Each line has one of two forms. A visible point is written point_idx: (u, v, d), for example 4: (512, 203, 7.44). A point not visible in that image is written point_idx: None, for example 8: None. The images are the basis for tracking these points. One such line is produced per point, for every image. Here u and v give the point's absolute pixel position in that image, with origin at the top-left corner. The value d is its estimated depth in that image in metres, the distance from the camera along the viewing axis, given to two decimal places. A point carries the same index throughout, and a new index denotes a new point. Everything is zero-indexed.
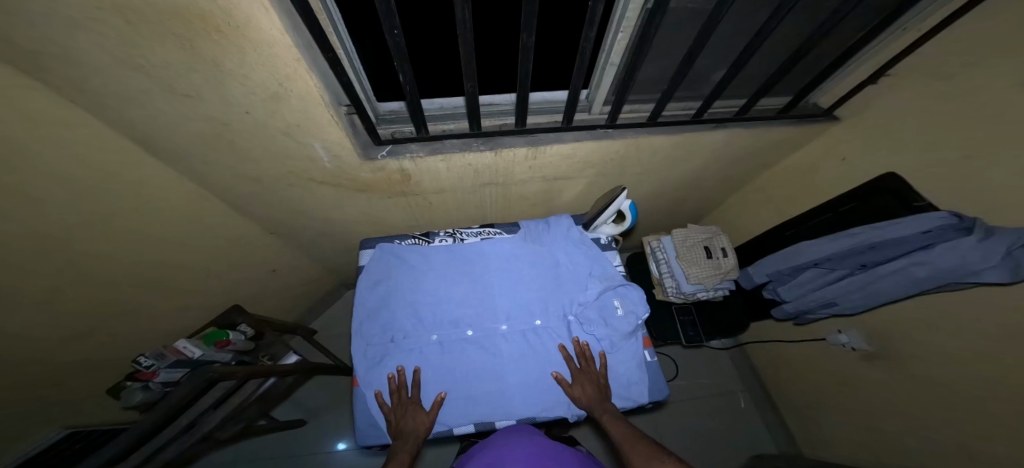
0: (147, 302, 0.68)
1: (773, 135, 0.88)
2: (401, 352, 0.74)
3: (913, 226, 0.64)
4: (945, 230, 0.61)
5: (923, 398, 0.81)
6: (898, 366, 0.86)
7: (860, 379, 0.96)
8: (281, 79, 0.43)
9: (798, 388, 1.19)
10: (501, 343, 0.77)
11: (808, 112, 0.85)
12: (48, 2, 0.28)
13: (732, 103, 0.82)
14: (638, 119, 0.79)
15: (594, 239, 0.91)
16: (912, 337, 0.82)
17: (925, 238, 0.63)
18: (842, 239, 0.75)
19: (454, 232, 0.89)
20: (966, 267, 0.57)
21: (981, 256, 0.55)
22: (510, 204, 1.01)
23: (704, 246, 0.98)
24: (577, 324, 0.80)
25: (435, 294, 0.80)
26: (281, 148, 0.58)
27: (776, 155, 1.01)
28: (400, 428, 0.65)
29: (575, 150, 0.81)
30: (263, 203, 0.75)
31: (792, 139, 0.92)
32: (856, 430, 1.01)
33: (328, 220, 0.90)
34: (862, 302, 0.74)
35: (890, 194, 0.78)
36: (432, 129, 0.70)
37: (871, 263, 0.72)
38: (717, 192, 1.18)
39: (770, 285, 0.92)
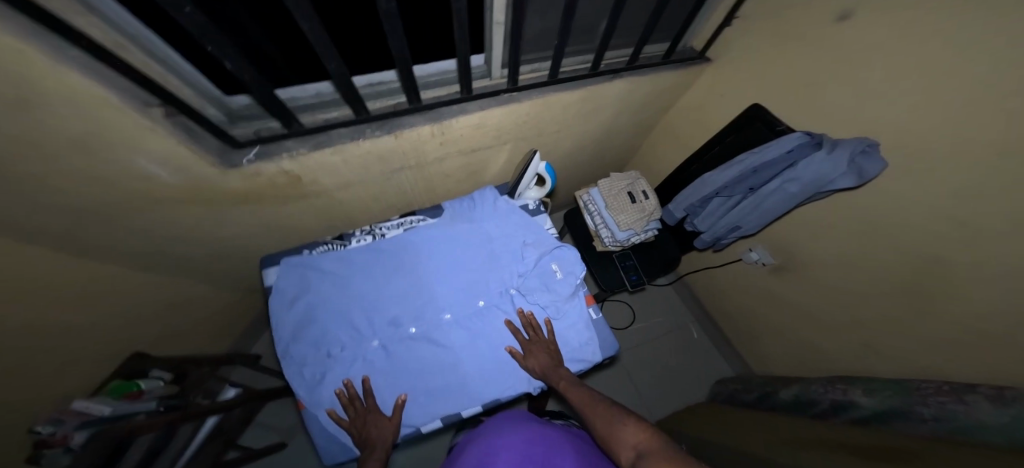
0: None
1: (664, 80, 0.92)
2: (344, 366, 0.71)
3: (783, 147, 0.73)
4: (804, 147, 0.71)
5: (821, 293, 0.96)
6: (800, 272, 1.00)
7: (773, 287, 1.11)
8: (17, 84, 0.32)
9: (727, 305, 1.36)
10: (449, 331, 0.77)
11: (686, 56, 0.92)
12: None
13: (621, 52, 0.84)
14: (539, 78, 0.76)
15: (522, 206, 0.91)
16: (805, 244, 0.95)
17: (790, 157, 0.73)
18: (733, 167, 0.82)
19: (372, 228, 0.85)
20: (825, 178, 0.67)
21: (830, 165, 0.65)
22: (430, 188, 0.95)
23: (628, 192, 1.04)
24: (520, 296, 0.82)
25: (366, 298, 0.76)
26: (95, 168, 0.47)
27: (673, 98, 1.06)
28: (364, 438, 0.63)
29: (484, 119, 0.75)
30: (116, 237, 0.63)
31: (681, 82, 0.97)
32: (775, 330, 1.18)
33: (221, 239, 0.79)
34: (757, 221, 0.83)
35: (760, 123, 0.89)
36: (311, 121, 0.62)
37: (757, 186, 0.81)
38: (632, 139, 1.23)
39: (689, 219, 1.00)
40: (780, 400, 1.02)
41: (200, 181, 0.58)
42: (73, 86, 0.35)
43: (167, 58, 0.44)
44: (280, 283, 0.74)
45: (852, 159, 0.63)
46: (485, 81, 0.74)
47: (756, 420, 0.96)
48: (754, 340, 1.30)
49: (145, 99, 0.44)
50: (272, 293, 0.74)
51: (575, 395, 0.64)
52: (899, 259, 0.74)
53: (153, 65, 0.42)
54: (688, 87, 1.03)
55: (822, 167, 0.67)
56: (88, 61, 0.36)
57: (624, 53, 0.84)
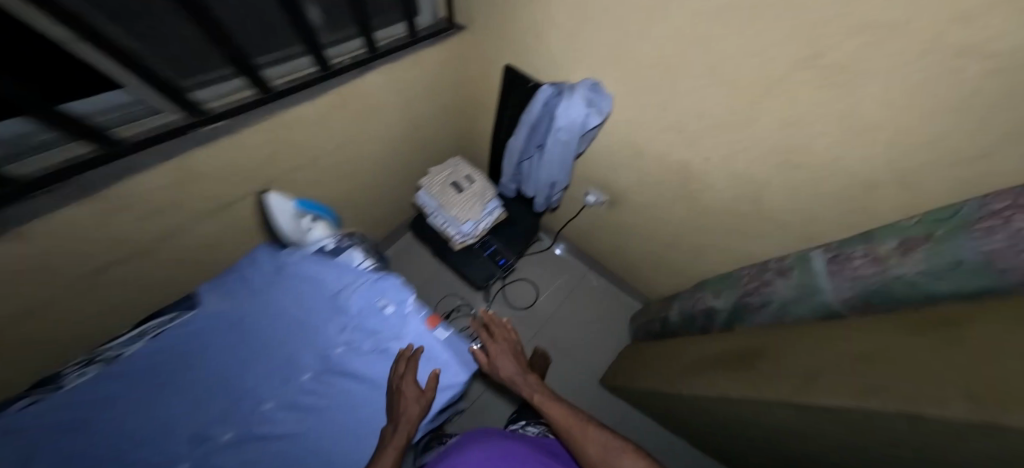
0: None
1: (423, 60, 0.84)
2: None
3: (539, 102, 0.77)
4: (554, 98, 0.75)
5: (647, 216, 1.04)
6: (627, 201, 1.05)
7: (617, 222, 1.17)
8: None
9: (596, 248, 1.42)
10: (269, 432, 0.60)
11: (435, 29, 0.84)
12: None
13: (354, 43, 0.71)
14: (247, 98, 0.58)
15: (318, 249, 0.75)
16: (616, 177, 1.00)
17: (547, 111, 0.77)
18: (519, 130, 0.82)
19: (95, 353, 0.59)
20: (577, 120, 0.72)
21: (577, 106, 0.71)
22: (170, 271, 0.71)
23: (452, 183, 0.98)
24: (347, 351, 0.69)
25: (119, 454, 0.53)
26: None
27: (457, 74, 1.00)
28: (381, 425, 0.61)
29: (186, 168, 0.54)
30: None
31: (449, 58, 0.91)
32: (633, 257, 1.27)
33: None
34: (560, 173, 0.85)
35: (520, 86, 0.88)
36: None
37: (541, 144, 0.84)
38: (445, 124, 1.14)
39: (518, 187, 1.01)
40: (671, 323, 1.12)
41: None
42: None
43: None
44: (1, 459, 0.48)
45: (587, 96, 0.71)
46: (148, 122, 0.49)
47: (675, 347, 1.00)
48: (629, 274, 1.41)
49: None
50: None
51: (551, 406, 0.78)
52: (683, 168, 0.81)
53: None
54: (464, 62, 0.98)
55: (569, 112, 0.72)
56: None
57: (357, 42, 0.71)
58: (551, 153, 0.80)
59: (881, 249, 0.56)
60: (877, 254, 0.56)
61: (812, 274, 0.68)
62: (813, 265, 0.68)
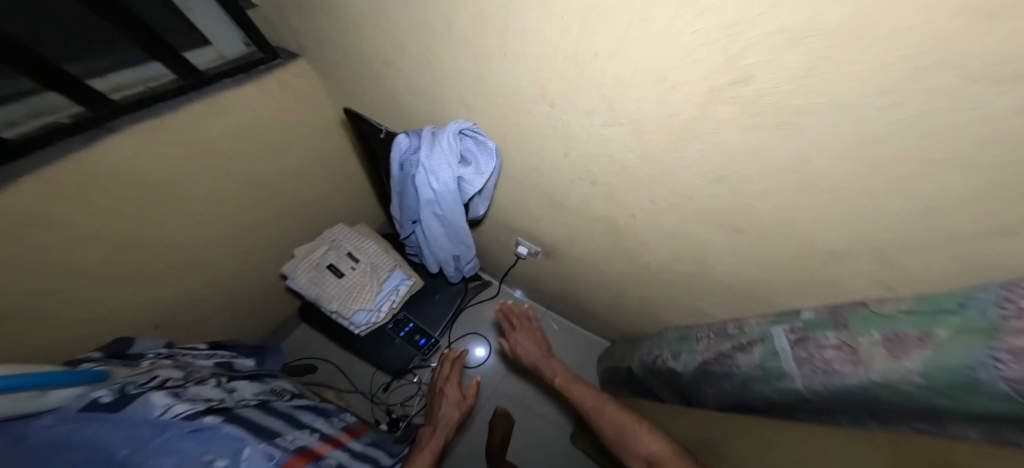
0: None
1: (225, 110, 0.61)
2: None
3: (394, 163, 0.55)
4: (412, 158, 0.53)
5: (585, 268, 0.86)
6: (560, 253, 0.86)
7: (558, 271, 0.98)
8: None
9: (544, 292, 1.23)
10: None
11: (235, 64, 0.62)
12: None
13: (54, 99, 0.46)
14: None
15: (101, 400, 0.48)
16: (542, 229, 0.80)
17: (406, 174, 0.55)
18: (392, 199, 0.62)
19: None
20: (447, 192, 0.54)
21: (443, 166, 0.51)
22: None
23: (330, 265, 0.82)
24: None
25: None
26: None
27: (311, 115, 0.78)
28: (435, 420, 0.88)
29: None
30: None
31: (278, 99, 0.69)
32: (586, 302, 1.10)
33: None
34: (456, 245, 0.68)
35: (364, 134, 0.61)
36: None
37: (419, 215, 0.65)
38: (319, 176, 0.90)
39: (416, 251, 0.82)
40: (637, 376, 0.95)
41: None
42: None
43: None
44: None
45: (453, 149, 0.50)
46: None
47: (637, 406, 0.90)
48: (582, 314, 1.23)
49: None
50: None
51: (578, 392, 0.72)
52: (609, 225, 0.62)
53: None
54: (313, 97, 0.76)
55: (432, 185, 0.53)
56: None
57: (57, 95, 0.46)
58: (434, 230, 0.62)
59: (859, 341, 0.39)
60: (852, 343, 0.40)
61: (776, 355, 0.52)
62: (777, 344, 0.52)
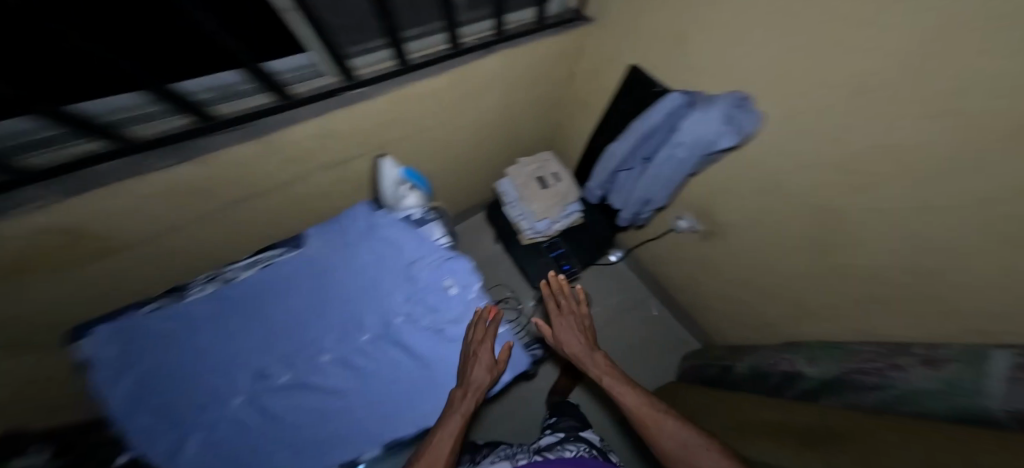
0: None
1: (546, 49, 0.82)
2: (164, 461, 0.52)
3: (664, 109, 0.70)
4: (680, 109, 0.68)
5: (744, 260, 0.94)
6: (721, 238, 0.98)
7: (705, 256, 1.07)
8: None
9: (663, 276, 1.33)
10: (304, 388, 0.62)
11: (564, 19, 0.82)
12: None
13: (484, 25, 0.73)
14: (387, 68, 0.64)
15: (404, 217, 0.79)
16: (723, 212, 0.92)
17: (671, 119, 0.70)
18: (628, 135, 0.76)
19: (217, 272, 0.68)
20: (707, 137, 0.64)
21: (710, 123, 0.62)
22: (295, 216, 0.81)
23: (538, 178, 0.93)
24: (405, 323, 0.70)
25: (143, 393, 0.55)
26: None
27: (572, 67, 0.97)
28: (462, 373, 0.63)
29: (321, 129, 0.62)
30: None
31: (571, 46, 0.88)
32: (708, 298, 1.18)
33: (26, 321, 0.55)
34: (665, 191, 0.80)
35: (640, 85, 0.86)
36: (27, 164, 0.42)
37: (648, 155, 0.79)
38: (548, 115, 1.11)
39: (602, 193, 0.95)
40: (732, 373, 1.00)
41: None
42: None
43: None
44: (165, 321, 0.61)
45: (724, 115, 0.61)
46: (316, 83, 0.59)
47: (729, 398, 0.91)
48: (691, 310, 1.31)
49: None
50: (91, 371, 0.54)
51: (615, 380, 0.66)
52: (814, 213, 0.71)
53: None
54: (585, 48, 0.93)
55: (699, 129, 0.64)
56: None
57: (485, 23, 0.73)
58: (658, 171, 0.75)
59: None
60: None
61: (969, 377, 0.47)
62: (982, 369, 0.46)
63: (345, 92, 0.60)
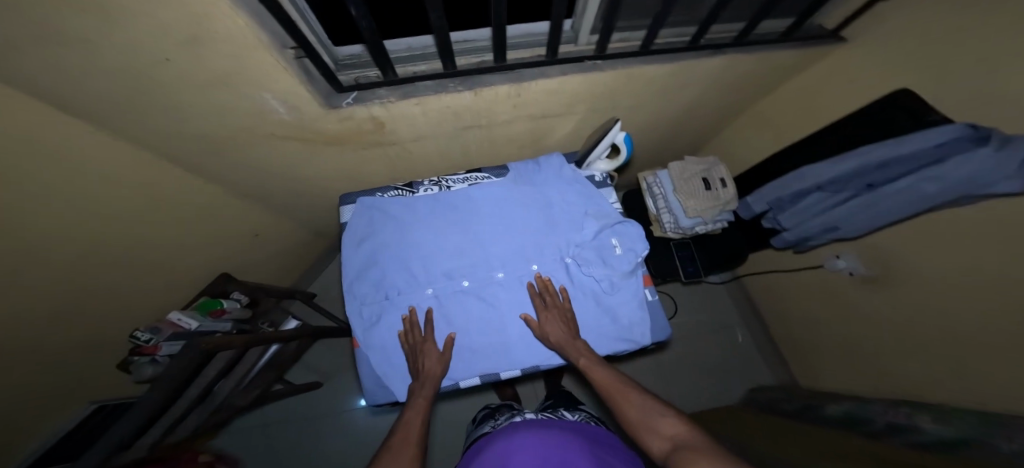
0: (161, 230, 0.72)
1: (779, 56, 0.94)
2: (362, 327, 0.73)
3: (928, 140, 0.71)
4: (962, 141, 0.68)
5: (918, 310, 0.97)
6: (897, 287, 1.01)
7: (850, 296, 1.16)
8: (199, 20, 0.39)
9: (794, 309, 1.42)
10: (484, 294, 0.76)
11: (814, 34, 0.92)
12: (139, 26, 0.37)
13: (733, 26, 0.87)
14: (629, 47, 0.80)
15: (588, 177, 0.82)
16: (911, 260, 0.95)
17: (941, 151, 0.70)
18: (852, 159, 0.85)
19: (439, 179, 0.81)
20: (981, 178, 0.64)
21: (991, 165, 0.62)
22: (497, 151, 1.03)
23: (702, 178, 0.95)
24: (575, 266, 0.77)
25: (372, 262, 0.75)
26: (227, 101, 0.56)
27: (781, 78, 1.07)
28: (417, 368, 0.68)
29: (562, 84, 0.79)
30: (241, 170, 0.77)
31: (798, 62, 0.99)
32: (856, 344, 1.19)
33: (301, 176, 0.87)
34: (863, 225, 0.88)
35: (904, 109, 0.83)
36: (403, 72, 0.70)
37: (876, 183, 0.83)
38: (713, 119, 1.25)
39: (771, 214, 1.08)
40: (830, 415, 1.05)
41: (338, 128, 0.72)
42: (234, 24, 0.42)
43: (302, 10, 0.53)
44: (369, 209, 0.76)
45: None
46: (573, 48, 0.78)
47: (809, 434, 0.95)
48: (825, 353, 1.33)
49: (284, 42, 0.51)
50: (345, 232, 0.75)
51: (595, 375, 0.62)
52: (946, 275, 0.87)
53: (295, 15, 0.52)
54: (800, 65, 1.02)
55: (976, 166, 0.64)
56: (254, 6, 0.44)
57: (734, 29, 0.88)
58: (885, 199, 0.80)
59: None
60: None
61: None
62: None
63: (588, 61, 0.78)
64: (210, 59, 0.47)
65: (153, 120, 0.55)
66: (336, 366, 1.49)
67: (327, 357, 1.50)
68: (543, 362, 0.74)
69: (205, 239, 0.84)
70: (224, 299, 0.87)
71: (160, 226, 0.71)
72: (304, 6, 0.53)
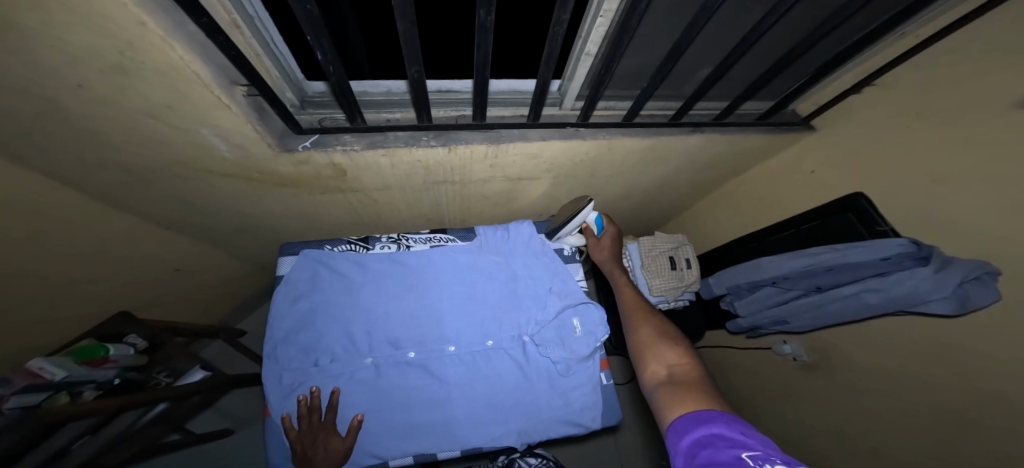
0: (57, 259, 0.60)
1: (748, 141, 0.99)
2: (279, 395, 0.63)
3: (878, 252, 0.78)
4: (906, 257, 0.74)
5: (849, 409, 1.01)
6: (832, 383, 1.05)
7: (791, 380, 1.20)
8: (124, 49, 0.33)
9: (743, 385, 1.45)
10: (434, 366, 0.69)
11: (788, 120, 0.97)
12: (43, 46, 0.31)
13: (709, 105, 0.92)
14: (612, 117, 0.83)
15: (557, 249, 0.81)
16: (845, 359, 1.00)
17: (886, 264, 0.77)
18: (806, 257, 0.90)
19: (399, 237, 0.76)
20: (921, 296, 0.70)
21: (931, 284, 0.68)
22: (471, 209, 1.01)
23: (668, 257, 0.97)
24: (532, 345, 0.73)
25: (309, 321, 0.66)
26: (158, 134, 0.49)
27: (747, 164, 1.15)
28: (306, 460, 0.58)
29: (541, 149, 0.78)
30: (166, 199, 0.66)
31: (770, 145, 1.03)
32: (793, 429, 1.22)
33: (240, 212, 0.78)
34: (809, 321, 0.91)
35: (857, 213, 0.89)
36: (373, 118, 0.66)
37: (824, 287, 0.88)
38: (684, 192, 1.31)
39: (730, 299, 1.13)
40: None
41: (291, 172, 0.65)
42: (173, 59, 0.36)
43: (263, 34, 0.48)
44: (312, 264, 0.68)
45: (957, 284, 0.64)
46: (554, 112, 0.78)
47: None
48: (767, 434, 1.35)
49: (233, 78, 0.46)
50: (280, 285, 0.67)
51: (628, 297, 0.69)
52: (874, 379, 0.93)
53: (253, 44, 0.47)
54: (762, 155, 1.10)
55: (922, 283, 0.69)
56: (199, 38, 0.38)
57: (716, 106, 0.93)
58: (833, 301, 0.85)
59: None
60: None
61: None
62: None
63: (570, 127, 0.78)
64: (145, 90, 0.40)
65: (54, 144, 0.46)
66: (257, 412, 1.30)
67: (248, 403, 1.32)
68: (486, 445, 0.68)
69: (110, 266, 0.70)
70: (113, 345, 0.72)
71: (51, 254, 0.58)
72: (269, 26, 0.49)
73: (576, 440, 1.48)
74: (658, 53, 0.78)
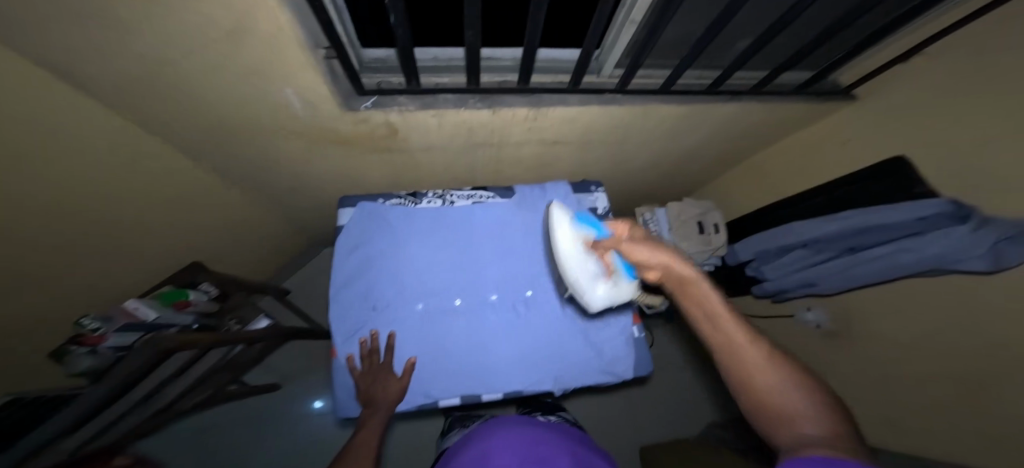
0: (145, 214, 0.66)
1: (785, 108, 0.98)
2: (343, 337, 0.70)
3: (915, 212, 0.78)
4: (942, 217, 0.74)
5: (866, 377, 1.04)
6: (851, 351, 1.08)
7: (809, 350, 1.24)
8: (240, 14, 0.37)
9: None
10: (479, 313, 0.75)
11: (827, 91, 0.95)
12: (173, 12, 0.35)
13: (747, 75, 0.91)
14: (648, 85, 0.82)
15: (590, 209, 0.83)
16: (869, 328, 1.02)
17: (920, 224, 0.77)
18: (839, 220, 0.92)
19: (444, 192, 0.79)
20: (953, 255, 0.71)
21: (966, 244, 0.68)
22: (504, 173, 1.04)
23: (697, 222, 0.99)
24: (568, 298, 0.77)
25: (366, 269, 0.72)
26: (243, 93, 0.53)
27: (781, 133, 1.13)
28: (370, 395, 0.65)
29: (580, 114, 0.80)
30: (234, 156, 0.72)
31: (807, 113, 1.02)
32: None
33: (294, 172, 0.83)
34: (837, 284, 0.94)
35: (897, 177, 0.88)
36: (425, 82, 0.68)
37: (857, 247, 0.90)
38: (712, 163, 1.30)
39: (755, 264, 1.15)
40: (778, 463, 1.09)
41: (348, 132, 0.69)
42: (279, 22, 0.39)
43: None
44: (368, 217, 0.74)
45: (993, 244, 0.65)
46: (594, 80, 0.79)
47: None
48: None
49: (318, 41, 0.49)
50: (339, 235, 0.73)
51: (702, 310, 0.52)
52: (896, 348, 0.95)
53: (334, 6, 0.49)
54: (797, 124, 1.08)
55: (955, 242, 0.70)
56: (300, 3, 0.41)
57: (753, 76, 0.91)
58: (863, 262, 0.87)
59: None
60: None
61: None
62: None
63: (608, 93, 0.79)
64: (246, 52, 0.44)
65: (153, 100, 0.51)
66: (300, 368, 1.42)
67: (292, 360, 1.43)
68: (526, 388, 0.72)
69: (184, 224, 0.77)
70: (191, 290, 0.80)
71: (141, 211, 0.65)
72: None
73: (594, 401, 1.56)
74: (703, 17, 0.77)
